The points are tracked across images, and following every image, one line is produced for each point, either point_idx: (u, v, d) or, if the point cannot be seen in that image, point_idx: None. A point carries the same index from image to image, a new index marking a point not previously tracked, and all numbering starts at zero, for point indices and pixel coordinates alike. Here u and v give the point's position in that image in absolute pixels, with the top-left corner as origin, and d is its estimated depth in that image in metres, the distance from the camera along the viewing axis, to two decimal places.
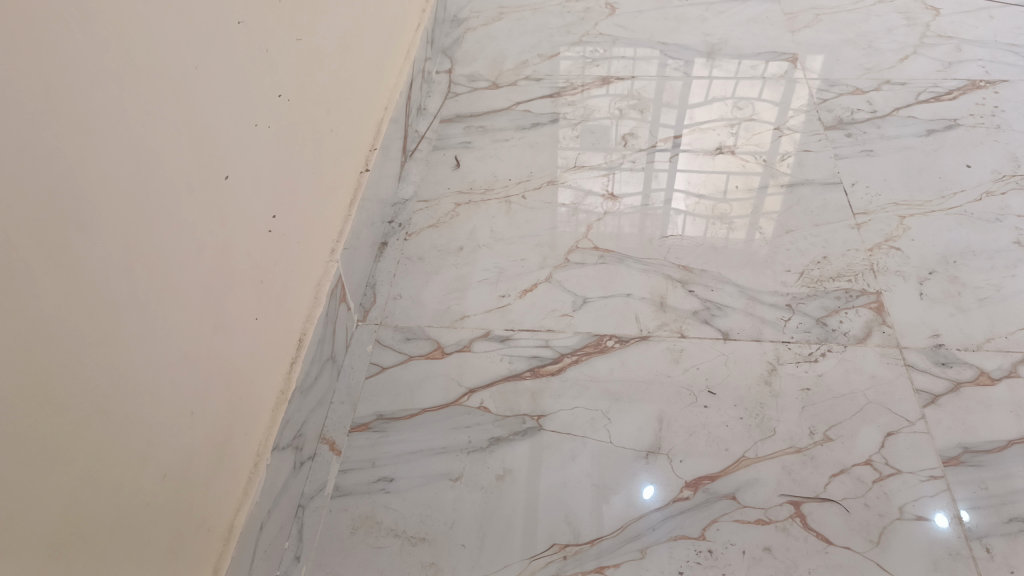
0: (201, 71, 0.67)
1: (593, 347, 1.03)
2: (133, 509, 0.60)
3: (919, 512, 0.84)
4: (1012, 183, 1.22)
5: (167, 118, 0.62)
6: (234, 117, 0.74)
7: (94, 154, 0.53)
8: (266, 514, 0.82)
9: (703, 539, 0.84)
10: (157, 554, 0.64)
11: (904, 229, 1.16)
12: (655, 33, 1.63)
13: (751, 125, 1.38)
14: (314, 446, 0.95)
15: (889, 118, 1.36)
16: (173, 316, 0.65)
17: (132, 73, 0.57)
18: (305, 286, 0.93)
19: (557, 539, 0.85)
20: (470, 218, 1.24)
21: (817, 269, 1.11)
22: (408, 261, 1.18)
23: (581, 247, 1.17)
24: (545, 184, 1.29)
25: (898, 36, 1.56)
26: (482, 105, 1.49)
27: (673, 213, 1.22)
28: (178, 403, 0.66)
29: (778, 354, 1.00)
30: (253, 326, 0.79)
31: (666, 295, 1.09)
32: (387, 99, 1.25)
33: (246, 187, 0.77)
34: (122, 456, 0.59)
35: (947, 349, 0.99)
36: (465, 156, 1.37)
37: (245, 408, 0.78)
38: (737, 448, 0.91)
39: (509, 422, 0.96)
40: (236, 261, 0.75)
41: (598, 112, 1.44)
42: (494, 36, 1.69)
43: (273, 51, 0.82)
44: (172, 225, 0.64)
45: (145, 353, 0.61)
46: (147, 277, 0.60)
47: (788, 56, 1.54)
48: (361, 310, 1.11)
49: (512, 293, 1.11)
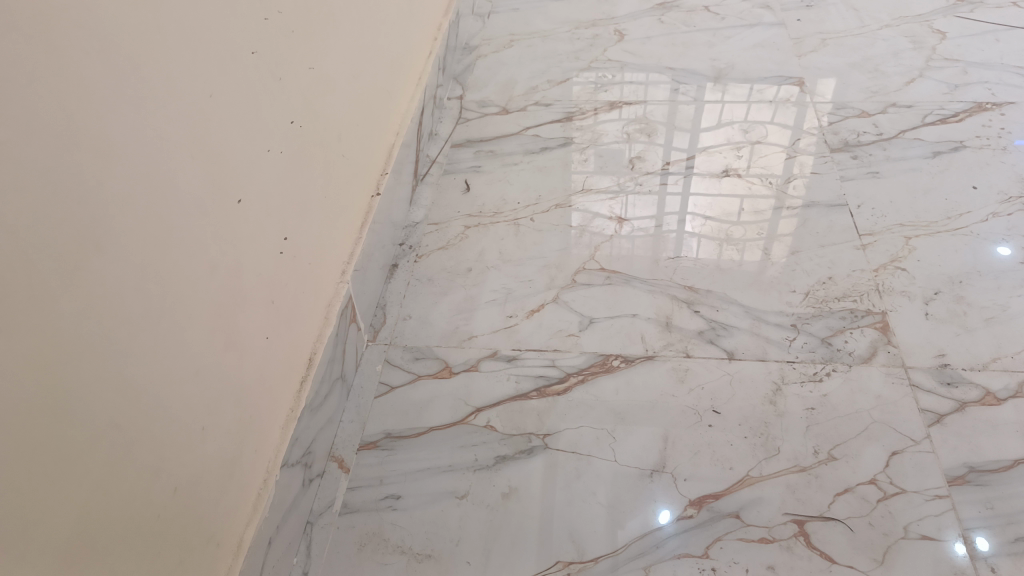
0: (216, 98, 0.70)
1: (599, 367, 1.04)
2: (143, 521, 0.62)
3: (924, 532, 0.84)
4: (1019, 204, 1.23)
5: (183, 143, 0.65)
6: (248, 142, 0.77)
7: (112, 178, 0.56)
8: (274, 530, 0.83)
9: (706, 558, 0.84)
10: (166, 565, 0.65)
11: (910, 250, 1.16)
12: (663, 59, 1.66)
13: (758, 148, 1.39)
14: (323, 464, 0.96)
15: (896, 140, 1.38)
16: (186, 333, 0.67)
17: (149, 100, 0.60)
18: (316, 305, 0.95)
19: (561, 557, 0.86)
20: (478, 240, 1.27)
21: (822, 290, 1.12)
22: (418, 283, 1.21)
23: (589, 269, 1.19)
24: (553, 207, 1.32)
25: (905, 59, 1.58)
26: (491, 130, 1.52)
27: (684, 236, 1.23)
28: (189, 418, 0.68)
29: (783, 374, 1.01)
30: (263, 345, 0.81)
31: (671, 316, 1.10)
32: (399, 125, 1.29)
33: (259, 210, 0.80)
34: (135, 467, 0.61)
35: (952, 369, 0.99)
36: (475, 180, 1.39)
37: (256, 425, 0.80)
38: (741, 467, 0.92)
39: (515, 440, 0.97)
40: (248, 281, 0.78)
41: (607, 136, 1.47)
42: (504, 63, 1.72)
43: (286, 78, 0.85)
44: (185, 245, 0.66)
45: (159, 368, 0.63)
46: (159, 296, 0.63)
47: (795, 80, 1.56)
48: (371, 330, 1.13)
49: (519, 314, 1.13)
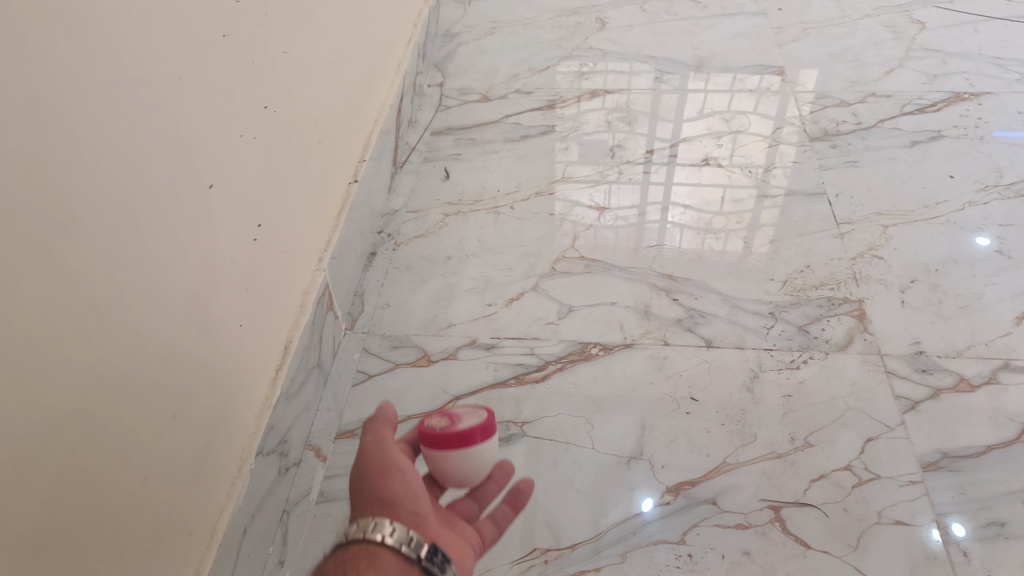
0: (188, 81, 0.69)
1: (578, 355, 1.04)
2: (113, 510, 0.61)
3: (897, 517, 0.85)
4: (994, 193, 1.24)
5: (153, 126, 0.64)
6: (222, 126, 0.76)
7: (80, 161, 0.55)
8: (249, 519, 0.82)
9: (682, 544, 0.84)
10: (136, 554, 0.64)
11: (887, 239, 1.17)
12: (645, 47, 1.66)
13: (738, 138, 1.40)
14: (300, 453, 0.96)
15: (874, 129, 1.38)
16: (157, 320, 0.66)
17: (118, 83, 0.59)
18: (292, 294, 0.94)
19: (538, 544, 0.85)
20: (458, 228, 1.26)
21: (800, 278, 1.12)
22: (397, 271, 1.20)
23: (568, 257, 1.19)
24: (534, 195, 1.31)
25: (884, 49, 1.58)
26: (472, 118, 1.51)
27: (666, 226, 1.23)
28: (161, 405, 0.67)
29: (761, 362, 1.01)
30: (237, 333, 0.80)
31: (650, 304, 1.11)
32: (378, 111, 1.27)
33: (232, 196, 0.79)
34: (103, 456, 0.60)
35: (927, 357, 1.00)
36: (455, 168, 1.38)
37: (230, 414, 0.79)
38: (718, 454, 0.92)
39: (493, 428, 0.97)
40: (221, 268, 0.76)
41: (588, 125, 1.46)
42: (485, 51, 1.71)
43: (262, 63, 0.84)
44: (156, 231, 0.65)
45: (130, 355, 0.62)
46: (130, 282, 0.62)
47: (776, 69, 1.56)
48: (349, 318, 1.12)
49: (498, 302, 1.13)
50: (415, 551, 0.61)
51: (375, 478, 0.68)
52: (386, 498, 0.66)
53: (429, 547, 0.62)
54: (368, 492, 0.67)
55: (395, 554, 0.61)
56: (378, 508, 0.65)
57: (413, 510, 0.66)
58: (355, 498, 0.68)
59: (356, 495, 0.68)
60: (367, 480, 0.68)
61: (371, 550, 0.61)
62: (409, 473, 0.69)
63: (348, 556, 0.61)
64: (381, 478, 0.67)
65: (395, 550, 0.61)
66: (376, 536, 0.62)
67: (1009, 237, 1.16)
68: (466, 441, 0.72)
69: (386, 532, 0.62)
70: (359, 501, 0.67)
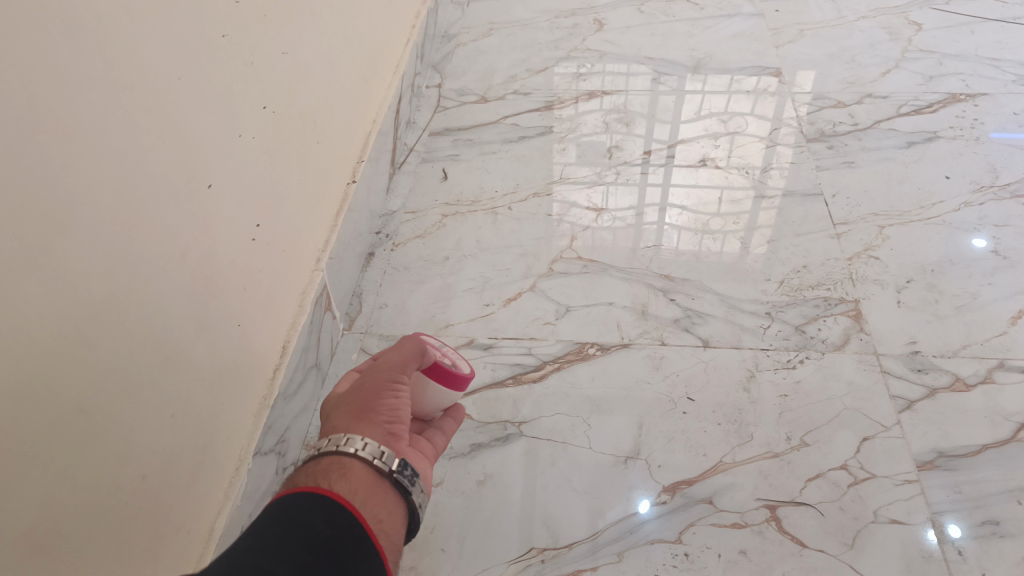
0: (186, 82, 0.69)
1: (575, 354, 1.05)
2: (111, 508, 0.61)
3: (894, 516, 0.85)
4: (990, 194, 1.24)
5: (151, 125, 0.64)
6: (220, 127, 0.76)
7: (79, 161, 0.55)
8: (247, 518, 0.83)
9: (679, 543, 0.85)
10: (134, 553, 0.64)
11: (883, 239, 1.18)
12: (642, 49, 1.66)
13: (735, 138, 1.40)
14: (298, 452, 0.96)
15: (871, 130, 1.39)
16: (155, 318, 0.66)
17: (116, 82, 0.59)
18: (290, 294, 0.94)
19: (535, 543, 0.86)
20: (456, 228, 1.26)
21: (797, 278, 1.13)
22: (395, 271, 1.20)
23: (566, 257, 1.19)
24: (532, 196, 1.31)
25: (881, 50, 1.59)
26: (470, 119, 1.51)
27: (664, 227, 1.23)
28: (158, 401, 0.67)
29: (757, 362, 1.02)
30: (236, 332, 0.80)
31: (647, 304, 1.11)
32: (376, 112, 1.28)
33: (231, 196, 0.79)
34: (102, 454, 0.60)
35: (923, 356, 1.01)
36: (454, 169, 1.39)
37: (228, 412, 0.79)
38: (715, 454, 0.93)
39: (491, 428, 0.97)
40: (219, 268, 0.77)
41: (586, 126, 1.46)
42: (483, 52, 1.72)
43: (260, 64, 0.84)
44: (154, 228, 0.65)
45: (128, 353, 0.62)
46: (128, 281, 0.62)
47: (773, 70, 1.56)
48: (347, 318, 1.12)
49: (496, 302, 1.13)
50: (387, 466, 0.61)
51: (365, 399, 0.67)
52: (369, 416, 0.65)
53: (399, 462, 0.63)
54: (352, 410, 0.66)
55: (366, 467, 0.61)
56: (357, 423, 0.65)
57: (390, 429, 0.66)
58: (334, 411, 0.67)
59: (336, 410, 0.67)
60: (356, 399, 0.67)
61: (341, 462, 0.60)
62: (400, 399, 0.69)
63: (319, 466, 0.60)
64: (371, 400, 0.67)
65: (366, 463, 0.61)
66: (348, 449, 0.61)
67: (1005, 238, 1.17)
68: (449, 376, 0.76)
69: (359, 446, 0.61)
70: (338, 416, 0.66)
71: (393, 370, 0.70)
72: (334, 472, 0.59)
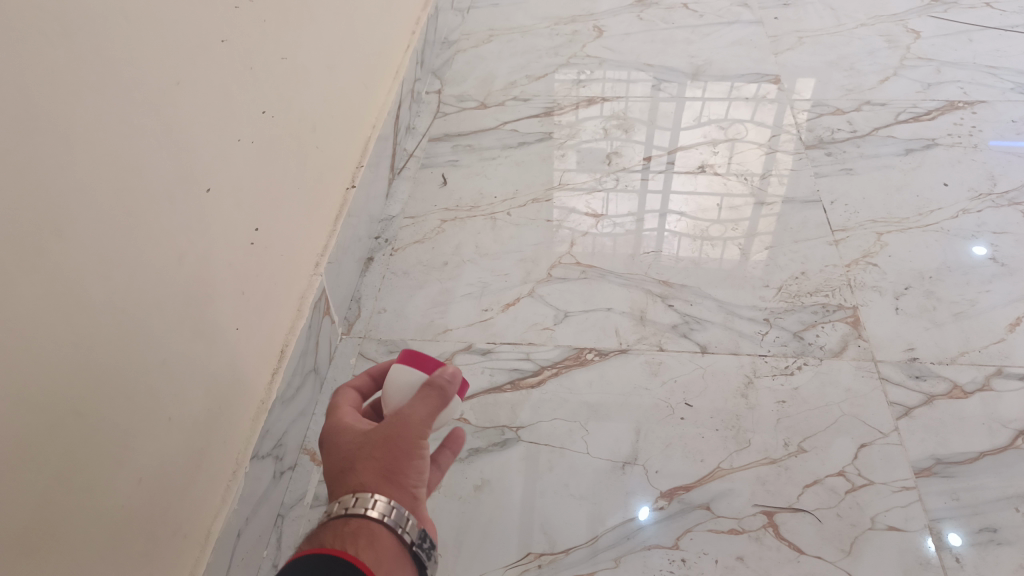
0: (184, 85, 0.69)
1: (573, 360, 1.05)
2: (105, 512, 0.61)
3: (891, 523, 0.85)
4: (989, 201, 1.24)
5: (149, 129, 0.64)
6: (218, 131, 0.76)
7: (76, 164, 0.56)
8: (243, 522, 0.83)
9: (676, 548, 0.85)
10: (129, 555, 0.64)
11: (881, 246, 1.18)
12: (642, 55, 1.67)
13: (734, 145, 1.40)
14: (295, 457, 0.96)
15: (869, 137, 1.39)
16: (152, 321, 0.66)
17: (113, 85, 0.59)
18: (288, 298, 0.94)
19: (533, 548, 0.85)
20: (455, 233, 1.27)
21: (794, 284, 1.13)
22: (394, 276, 1.20)
23: (564, 263, 1.19)
24: (531, 202, 1.32)
25: (880, 58, 1.60)
26: (469, 124, 1.52)
27: (664, 233, 1.24)
28: (154, 404, 0.67)
29: (755, 368, 1.02)
30: (232, 336, 0.80)
31: (646, 309, 1.11)
32: (376, 118, 1.28)
33: (228, 199, 0.79)
34: (98, 457, 0.60)
35: (921, 363, 1.01)
36: (453, 174, 1.39)
37: (224, 416, 0.79)
38: (712, 459, 0.93)
39: (488, 433, 0.97)
40: (216, 271, 0.77)
41: (585, 132, 1.47)
42: (483, 58, 1.72)
43: (259, 68, 0.85)
44: (151, 231, 0.65)
45: (124, 356, 0.62)
46: (125, 283, 0.62)
47: (772, 77, 1.57)
48: (345, 323, 1.12)
49: (494, 307, 1.13)
50: (410, 535, 0.57)
51: (396, 458, 0.59)
52: (399, 480, 0.59)
53: (420, 534, 0.58)
54: (381, 466, 0.59)
55: (389, 534, 0.56)
56: (386, 488, 0.58)
57: (415, 494, 0.60)
58: (360, 457, 0.60)
59: (361, 456, 0.60)
60: (384, 454, 0.60)
61: (367, 526, 0.55)
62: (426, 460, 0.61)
63: (346, 528, 0.55)
64: (402, 461, 0.59)
65: (392, 532, 0.56)
66: (375, 513, 0.56)
67: (1003, 245, 1.17)
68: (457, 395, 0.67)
69: (385, 511, 0.56)
70: (365, 470, 0.59)
71: (422, 422, 0.61)
72: (362, 537, 0.54)
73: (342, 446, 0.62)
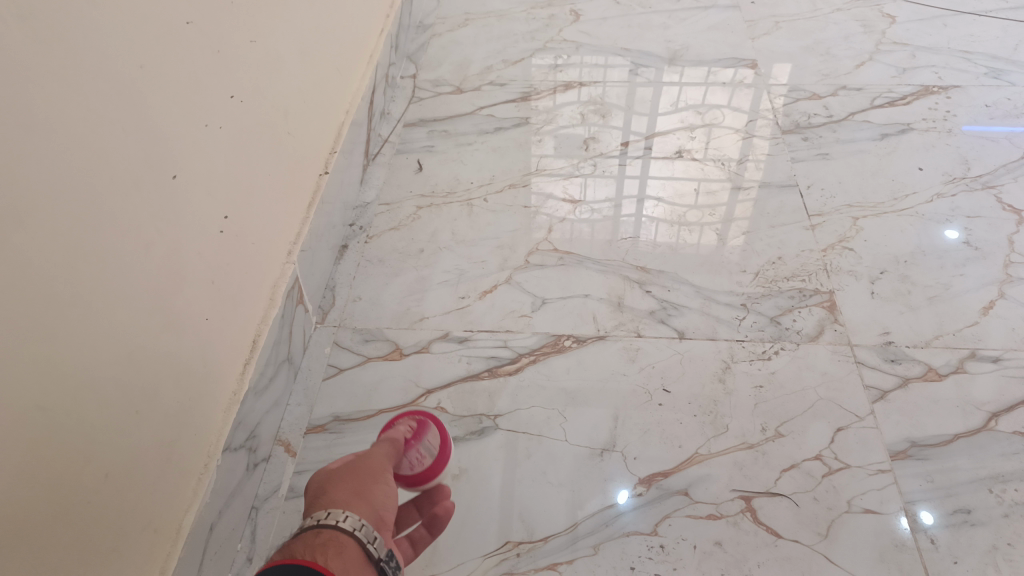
0: (149, 71, 0.67)
1: (551, 347, 1.04)
2: (74, 508, 0.59)
3: (867, 505, 0.85)
4: (962, 185, 1.25)
5: (114, 115, 0.62)
6: (186, 117, 0.74)
7: (37, 153, 0.54)
8: (216, 516, 0.81)
9: (655, 535, 0.85)
10: (97, 553, 0.63)
11: (857, 231, 1.18)
12: (619, 40, 1.66)
13: (712, 130, 1.40)
14: (269, 448, 0.95)
15: (845, 122, 1.39)
16: (119, 313, 0.64)
17: (75, 69, 0.57)
18: (261, 287, 0.92)
19: (511, 537, 0.85)
20: (431, 220, 1.25)
21: (771, 269, 1.13)
22: (369, 264, 1.19)
23: (542, 249, 1.19)
24: (508, 187, 1.31)
25: (855, 43, 1.60)
26: (445, 110, 1.50)
27: (642, 219, 1.23)
28: (123, 399, 0.65)
29: (732, 353, 1.02)
30: (203, 327, 0.78)
31: (623, 296, 1.11)
32: (350, 103, 1.26)
33: (198, 187, 0.77)
34: (66, 452, 0.58)
35: (896, 347, 1.01)
36: (428, 160, 1.38)
37: (195, 410, 0.77)
38: (690, 445, 0.92)
39: (466, 421, 0.96)
40: (187, 261, 0.75)
41: (562, 118, 1.46)
42: (459, 43, 1.70)
43: (228, 52, 0.82)
44: (117, 220, 0.63)
45: (89, 347, 0.60)
46: (89, 273, 0.60)
47: (748, 62, 1.57)
48: (320, 312, 1.11)
49: (471, 295, 1.12)
50: (376, 552, 0.64)
51: (363, 479, 0.71)
52: (367, 499, 0.69)
53: (387, 554, 0.65)
54: (349, 486, 0.70)
55: (356, 546, 0.63)
56: (355, 502, 0.68)
57: (382, 517, 0.69)
58: (332, 482, 0.71)
59: (332, 483, 0.71)
60: (354, 478, 0.71)
61: (337, 537, 0.63)
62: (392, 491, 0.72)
63: (318, 539, 0.62)
64: (368, 481, 0.71)
65: (359, 545, 0.63)
66: (346, 526, 0.64)
67: (977, 229, 1.18)
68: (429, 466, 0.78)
69: (355, 525, 0.64)
70: (337, 491, 0.69)
71: (383, 455, 0.75)
72: (332, 548, 0.61)
73: (316, 481, 0.73)
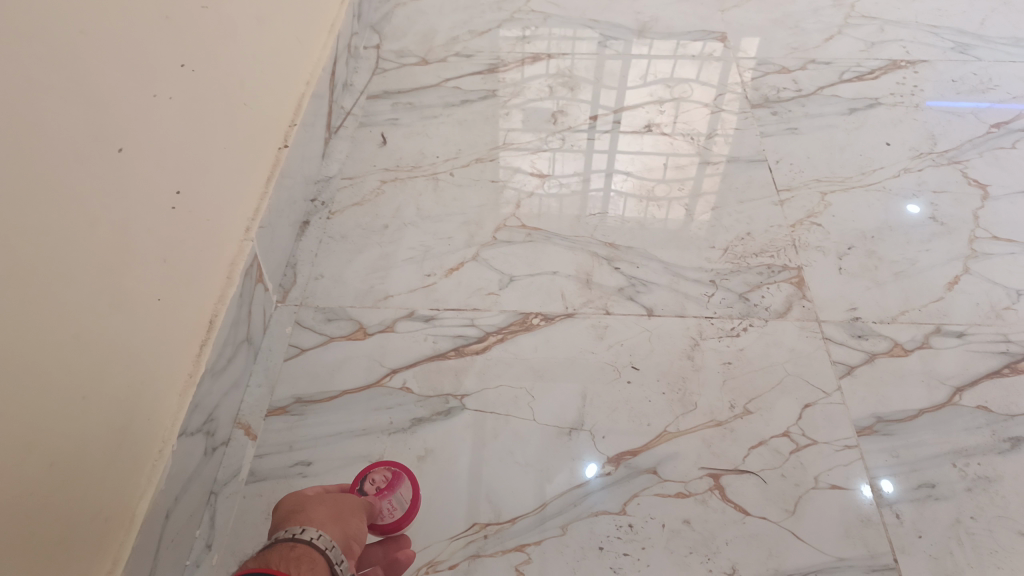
0: (92, 37, 0.63)
1: (519, 325, 1.02)
2: (18, 497, 0.56)
3: (833, 481, 0.86)
4: (928, 160, 1.25)
5: (53, 83, 0.59)
6: (133, 86, 0.70)
7: None
8: (172, 502, 0.79)
9: (623, 514, 0.84)
10: (43, 544, 0.60)
11: (825, 206, 1.18)
12: (587, 12, 1.62)
13: (681, 104, 1.38)
14: (228, 431, 0.92)
15: (814, 96, 1.39)
16: (63, 293, 0.61)
17: (10, 32, 0.54)
18: (216, 265, 0.89)
19: (478, 518, 0.84)
20: (395, 195, 1.22)
21: (740, 245, 1.12)
22: (331, 241, 1.15)
23: (509, 225, 1.16)
24: (474, 162, 1.28)
25: (824, 16, 1.59)
26: (410, 81, 1.46)
27: (610, 194, 1.21)
28: (68, 382, 0.62)
29: (701, 330, 1.01)
30: (155, 308, 0.75)
31: (592, 272, 1.09)
32: (310, 73, 1.22)
33: (147, 160, 0.73)
34: (7, 440, 0.55)
35: (863, 322, 1.01)
36: (393, 133, 1.34)
37: (147, 393, 0.74)
38: (659, 423, 0.92)
39: (432, 402, 0.94)
40: (137, 238, 0.72)
41: (529, 91, 1.43)
42: (424, 12, 1.65)
43: (178, 17, 0.78)
44: (59, 196, 0.60)
45: (30, 330, 0.57)
46: (29, 251, 0.56)
47: (718, 35, 1.55)
48: (281, 290, 1.08)
49: (437, 272, 1.10)
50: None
51: (342, 508, 0.76)
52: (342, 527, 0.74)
53: None
54: (328, 510, 0.75)
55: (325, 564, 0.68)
56: (331, 526, 0.73)
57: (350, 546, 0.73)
58: (313, 504, 0.76)
59: (311, 505, 0.76)
60: (334, 504, 0.76)
61: (310, 553, 0.68)
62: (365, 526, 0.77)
63: (294, 551, 0.68)
64: (347, 513, 0.76)
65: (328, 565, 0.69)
66: (319, 543, 0.69)
67: (942, 204, 1.18)
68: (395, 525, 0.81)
69: (327, 544, 0.70)
70: (318, 511, 0.75)
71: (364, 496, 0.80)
72: (304, 562, 0.67)
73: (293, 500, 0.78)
